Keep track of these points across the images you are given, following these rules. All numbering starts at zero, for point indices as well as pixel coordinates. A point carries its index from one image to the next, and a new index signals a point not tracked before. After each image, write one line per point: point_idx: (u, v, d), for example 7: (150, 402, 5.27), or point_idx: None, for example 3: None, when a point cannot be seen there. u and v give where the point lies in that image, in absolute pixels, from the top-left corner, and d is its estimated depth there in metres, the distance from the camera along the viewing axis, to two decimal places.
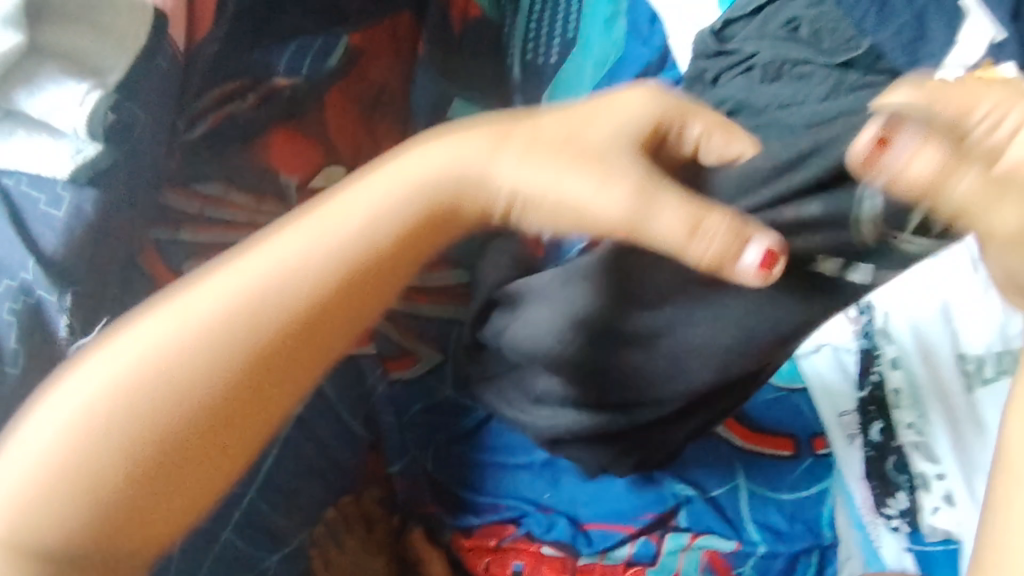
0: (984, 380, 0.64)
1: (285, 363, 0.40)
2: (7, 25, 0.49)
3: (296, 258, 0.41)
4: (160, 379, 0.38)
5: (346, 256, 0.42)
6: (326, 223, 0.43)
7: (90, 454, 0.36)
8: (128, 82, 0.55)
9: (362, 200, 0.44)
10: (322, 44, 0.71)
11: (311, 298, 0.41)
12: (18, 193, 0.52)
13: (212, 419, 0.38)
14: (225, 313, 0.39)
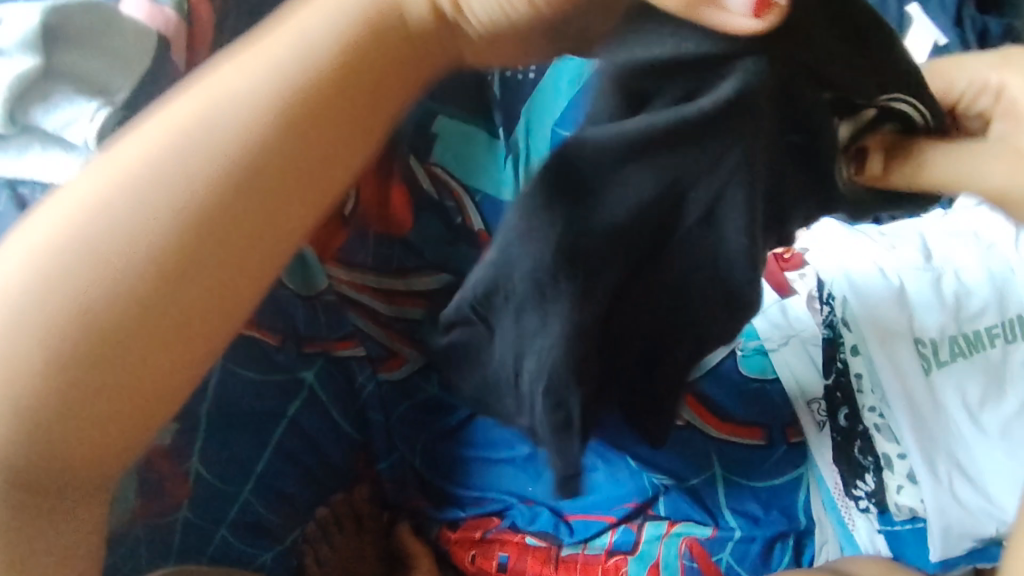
0: (940, 363, 0.70)
1: (264, 192, 0.30)
2: (23, 48, 0.51)
3: (242, 79, 0.31)
4: (94, 220, 0.29)
5: (289, 87, 0.31)
6: (257, 55, 0.32)
7: (30, 320, 0.28)
8: (134, 100, 0.55)
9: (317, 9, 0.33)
10: None
11: (270, 125, 0.31)
12: (32, 200, 0.53)
13: (165, 264, 0.29)
14: (176, 137, 0.30)
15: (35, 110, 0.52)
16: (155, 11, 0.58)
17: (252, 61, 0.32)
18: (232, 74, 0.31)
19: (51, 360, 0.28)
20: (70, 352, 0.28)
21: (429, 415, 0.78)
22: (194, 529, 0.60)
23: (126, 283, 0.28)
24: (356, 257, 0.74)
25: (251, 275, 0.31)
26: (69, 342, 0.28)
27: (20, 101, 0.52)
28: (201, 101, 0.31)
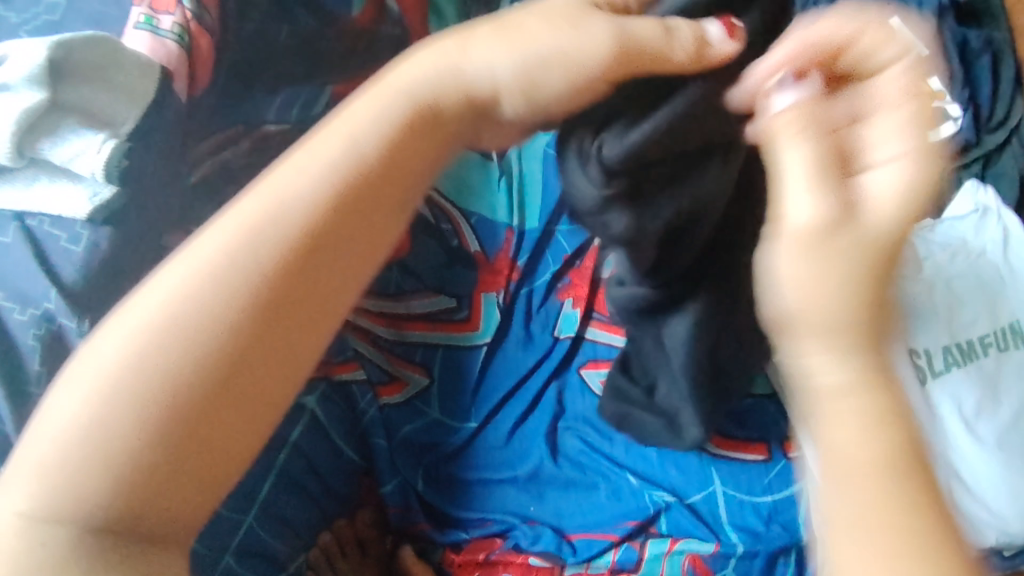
0: (936, 373, 0.68)
1: (311, 271, 0.37)
2: (30, 83, 0.52)
3: (272, 198, 0.37)
4: (168, 326, 0.34)
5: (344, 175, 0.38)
6: (312, 153, 0.38)
7: (151, 373, 0.34)
8: (139, 132, 0.57)
9: (338, 132, 0.38)
10: (308, 95, 0.80)
11: (299, 236, 0.37)
12: (40, 233, 0.53)
13: (233, 356, 0.35)
14: (262, 222, 0.36)
15: (43, 143, 0.53)
16: (156, 45, 0.60)
17: (273, 186, 0.37)
18: (292, 174, 0.38)
19: (140, 442, 0.33)
20: (163, 430, 0.33)
21: (427, 440, 0.75)
22: (202, 559, 0.60)
23: (205, 373, 0.34)
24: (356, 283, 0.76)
25: (301, 336, 0.37)
26: (155, 425, 0.33)
27: (28, 135, 0.53)
28: (245, 211, 0.37)
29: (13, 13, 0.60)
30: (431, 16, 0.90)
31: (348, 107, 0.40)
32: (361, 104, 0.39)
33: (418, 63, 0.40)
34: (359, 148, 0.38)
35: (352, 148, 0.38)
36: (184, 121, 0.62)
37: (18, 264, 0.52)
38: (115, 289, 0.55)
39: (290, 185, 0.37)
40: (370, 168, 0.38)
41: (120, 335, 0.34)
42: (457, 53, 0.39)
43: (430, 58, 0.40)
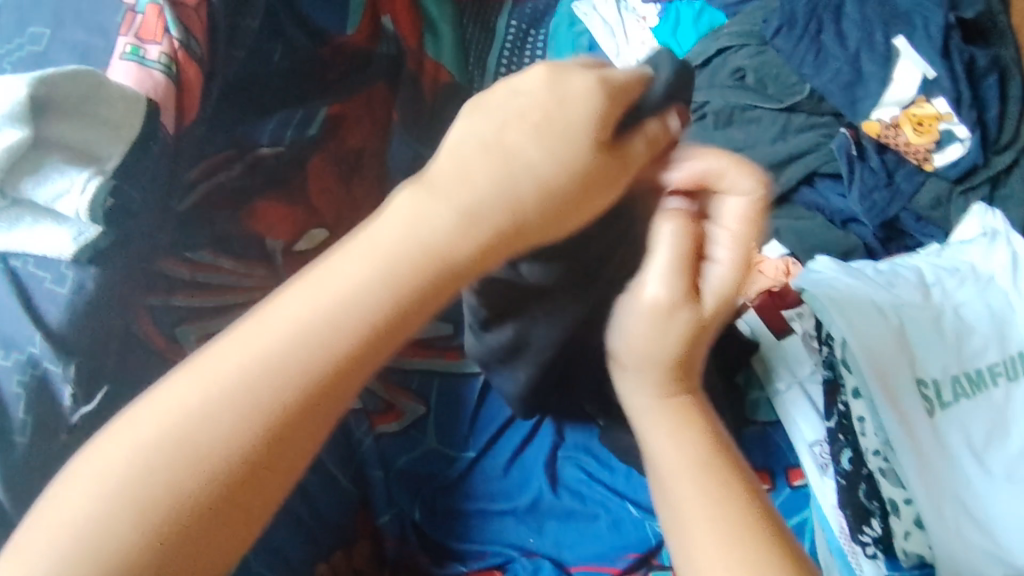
0: (944, 405, 0.67)
1: (339, 378, 0.34)
2: (11, 121, 0.51)
3: (304, 308, 0.34)
4: (166, 433, 0.31)
5: (389, 279, 0.35)
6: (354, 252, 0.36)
7: (154, 479, 0.30)
8: (125, 167, 0.56)
9: (374, 245, 0.36)
10: (301, 117, 0.77)
11: (325, 357, 0.34)
12: (24, 274, 0.52)
13: (249, 461, 0.32)
14: (291, 329, 0.33)
15: (26, 184, 0.52)
16: (143, 75, 0.58)
17: (301, 299, 0.34)
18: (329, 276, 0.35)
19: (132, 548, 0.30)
20: (155, 544, 0.30)
21: (425, 470, 0.74)
22: None
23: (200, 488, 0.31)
24: None
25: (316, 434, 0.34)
26: (156, 529, 0.30)
27: (10, 175, 0.51)
28: (287, 319, 0.34)
29: None
30: (427, 34, 0.89)
31: (396, 204, 0.38)
32: (408, 202, 0.38)
33: (471, 161, 0.38)
34: (400, 255, 0.36)
35: (390, 267, 0.36)
36: (171, 152, 0.60)
37: (2, 307, 0.51)
38: (101, 330, 0.54)
39: (321, 298, 0.34)
40: (408, 288, 0.36)
41: (123, 439, 0.31)
42: (505, 156, 0.38)
43: (482, 158, 0.38)
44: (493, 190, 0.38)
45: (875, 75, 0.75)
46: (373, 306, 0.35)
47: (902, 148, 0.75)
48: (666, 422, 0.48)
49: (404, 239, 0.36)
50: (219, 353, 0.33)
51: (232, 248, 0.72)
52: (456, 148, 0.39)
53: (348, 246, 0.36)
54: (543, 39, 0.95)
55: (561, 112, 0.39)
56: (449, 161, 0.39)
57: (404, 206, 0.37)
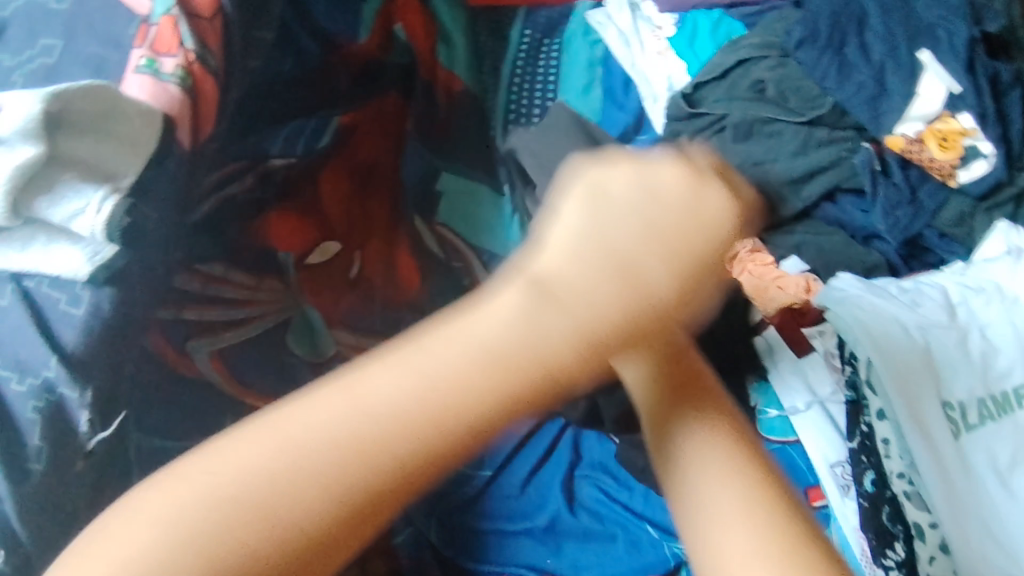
0: (970, 426, 0.66)
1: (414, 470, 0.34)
2: (23, 137, 0.49)
3: (394, 392, 0.34)
4: (262, 472, 0.32)
5: (482, 374, 0.35)
6: (456, 344, 0.36)
7: (230, 535, 0.31)
8: (141, 185, 0.54)
9: (480, 330, 0.37)
10: (314, 127, 0.76)
11: (422, 429, 0.34)
12: (39, 294, 0.51)
13: (319, 539, 0.32)
14: (377, 411, 0.34)
15: (40, 204, 0.50)
16: (158, 89, 0.57)
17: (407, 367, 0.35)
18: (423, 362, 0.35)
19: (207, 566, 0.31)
20: None
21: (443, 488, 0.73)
22: None
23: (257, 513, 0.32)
24: (361, 323, 0.76)
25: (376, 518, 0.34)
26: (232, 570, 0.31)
27: (23, 194, 0.50)
28: (388, 388, 0.35)
29: (6, 56, 0.57)
30: (441, 44, 0.89)
31: (506, 299, 0.37)
32: (517, 304, 0.37)
33: (584, 269, 0.38)
34: (501, 350, 0.36)
35: (486, 358, 0.36)
36: (187, 168, 0.59)
37: (16, 328, 0.50)
38: (117, 352, 0.53)
39: (422, 376, 0.35)
40: (507, 380, 0.36)
41: (221, 470, 0.33)
42: (627, 274, 0.38)
43: (595, 262, 0.38)
44: (609, 305, 0.37)
45: (899, 90, 0.75)
46: (471, 388, 0.35)
47: (927, 164, 0.74)
48: (711, 459, 0.40)
49: (499, 336, 0.36)
50: (317, 406, 0.34)
51: (245, 262, 0.69)
52: (568, 244, 0.38)
53: (451, 333, 0.36)
54: (557, 49, 0.94)
55: (678, 230, 0.39)
56: (560, 259, 0.38)
57: (515, 307, 0.37)
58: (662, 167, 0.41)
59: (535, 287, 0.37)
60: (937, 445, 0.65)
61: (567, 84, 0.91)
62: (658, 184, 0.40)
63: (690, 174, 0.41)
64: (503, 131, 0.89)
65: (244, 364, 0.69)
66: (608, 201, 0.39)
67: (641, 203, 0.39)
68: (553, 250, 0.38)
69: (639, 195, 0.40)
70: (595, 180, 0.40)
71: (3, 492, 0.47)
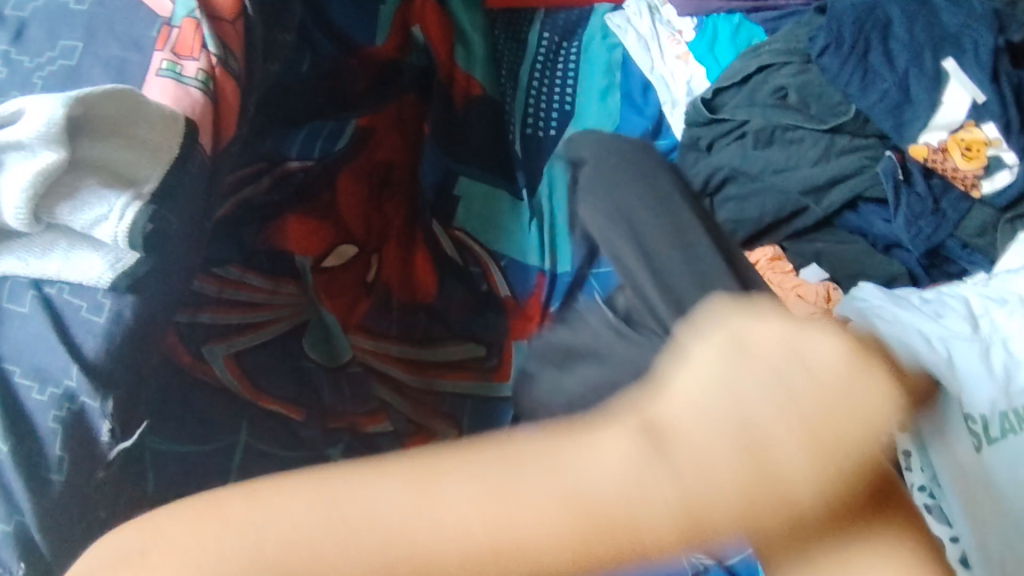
0: (992, 439, 0.64)
1: None
2: (45, 142, 0.48)
3: (454, 510, 0.24)
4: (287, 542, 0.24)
5: (567, 512, 0.24)
6: (537, 472, 0.25)
7: None
8: (163, 190, 0.53)
9: (588, 475, 0.25)
10: (331, 128, 0.77)
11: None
12: (60, 302, 0.50)
13: None
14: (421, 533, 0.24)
15: (62, 210, 0.49)
16: (180, 94, 0.56)
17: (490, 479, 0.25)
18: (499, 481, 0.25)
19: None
20: None
21: None
22: None
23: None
24: (380, 327, 0.73)
25: None
26: None
27: (44, 200, 0.49)
28: (453, 504, 0.24)
29: (26, 58, 0.56)
30: (459, 46, 0.88)
31: (607, 439, 0.25)
32: (614, 454, 0.25)
33: (709, 423, 0.24)
34: (594, 504, 0.24)
35: (571, 508, 0.24)
36: (209, 172, 0.58)
37: (37, 335, 0.49)
38: (137, 360, 0.52)
39: (495, 499, 0.24)
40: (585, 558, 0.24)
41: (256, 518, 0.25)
42: (752, 443, 0.24)
43: (723, 409, 0.24)
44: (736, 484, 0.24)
45: (923, 99, 0.74)
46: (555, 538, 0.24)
47: (950, 174, 0.74)
48: None
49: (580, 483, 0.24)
50: (382, 488, 0.25)
51: (260, 264, 0.69)
52: (698, 394, 0.25)
53: (534, 461, 0.25)
54: (575, 53, 0.94)
55: (829, 412, 0.24)
56: (679, 409, 0.25)
57: (618, 452, 0.25)
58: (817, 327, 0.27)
59: (643, 426, 0.25)
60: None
61: (585, 94, 0.90)
62: (830, 369, 0.25)
63: (852, 350, 0.26)
64: (520, 137, 0.87)
65: (264, 370, 0.65)
66: (753, 360, 0.25)
67: (786, 364, 0.25)
68: (686, 379, 0.25)
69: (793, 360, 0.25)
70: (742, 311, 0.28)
71: (24, 502, 0.46)
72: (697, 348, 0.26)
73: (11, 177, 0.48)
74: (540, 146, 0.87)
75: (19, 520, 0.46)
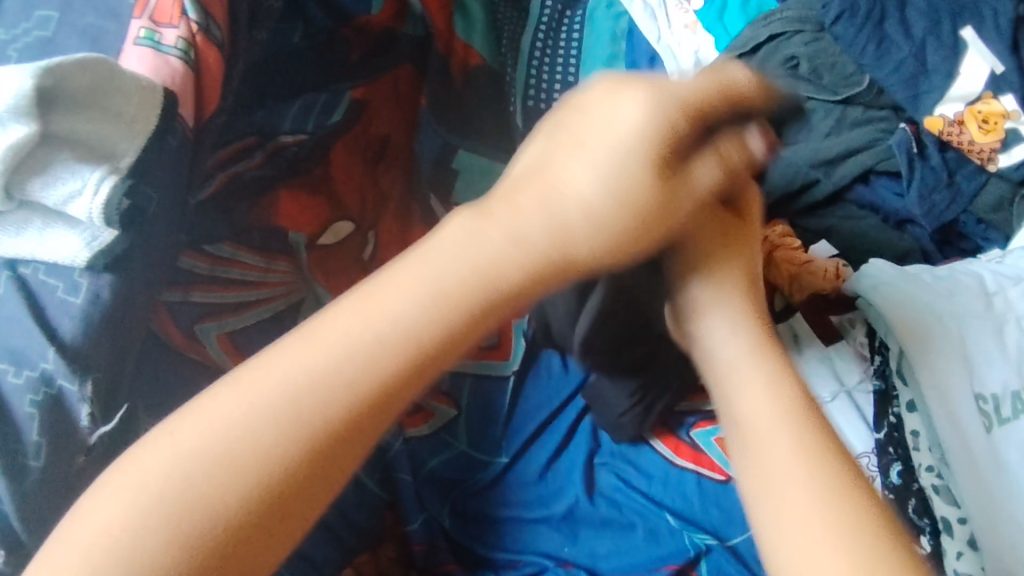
0: (1003, 420, 0.60)
1: (319, 477, 0.33)
2: (14, 115, 0.45)
3: (295, 370, 0.34)
4: (228, 446, 0.32)
5: (375, 360, 0.35)
6: (358, 310, 0.36)
7: (176, 491, 0.31)
8: (140, 165, 0.50)
9: (390, 298, 0.37)
10: (325, 102, 0.71)
11: (347, 409, 0.34)
12: (35, 282, 0.48)
13: (253, 517, 0.31)
14: (301, 386, 0.34)
15: (34, 185, 0.47)
16: (159, 62, 0.53)
17: (292, 356, 0.35)
18: (344, 326, 0.36)
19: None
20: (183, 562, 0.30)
21: (455, 475, 0.72)
22: None
23: (220, 560, 0.31)
24: None
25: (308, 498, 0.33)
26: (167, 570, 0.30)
27: (16, 174, 0.47)
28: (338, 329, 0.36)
29: (1, 29, 0.54)
30: (456, 14, 0.83)
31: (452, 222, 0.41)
32: (461, 230, 0.40)
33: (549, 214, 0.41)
34: (449, 288, 0.38)
35: (475, 272, 0.38)
36: (191, 147, 0.56)
37: (11, 318, 0.48)
38: (120, 340, 0.50)
39: (308, 384, 0.34)
40: (530, 270, 0.40)
41: (139, 467, 0.32)
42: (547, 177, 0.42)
43: (481, 230, 0.40)
44: (546, 242, 0.40)
45: (939, 69, 0.74)
46: (460, 310, 0.37)
47: (966, 147, 0.73)
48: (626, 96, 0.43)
49: (565, 210, 0.41)
50: (235, 403, 0.33)
51: (253, 241, 0.66)
52: (577, 185, 0.41)
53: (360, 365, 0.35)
54: (579, 20, 0.89)
55: (609, 136, 0.42)
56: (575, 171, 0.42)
57: (454, 235, 0.40)
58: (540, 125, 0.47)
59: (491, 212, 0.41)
60: (954, 415, 0.61)
61: (589, 65, 0.86)
62: (624, 122, 0.42)
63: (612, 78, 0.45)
64: (522, 109, 0.84)
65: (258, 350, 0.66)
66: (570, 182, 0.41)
67: (568, 120, 0.44)
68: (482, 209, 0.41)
69: (571, 116, 0.44)
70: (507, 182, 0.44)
71: (2, 489, 0.45)
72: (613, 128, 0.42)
73: None
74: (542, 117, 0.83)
75: None
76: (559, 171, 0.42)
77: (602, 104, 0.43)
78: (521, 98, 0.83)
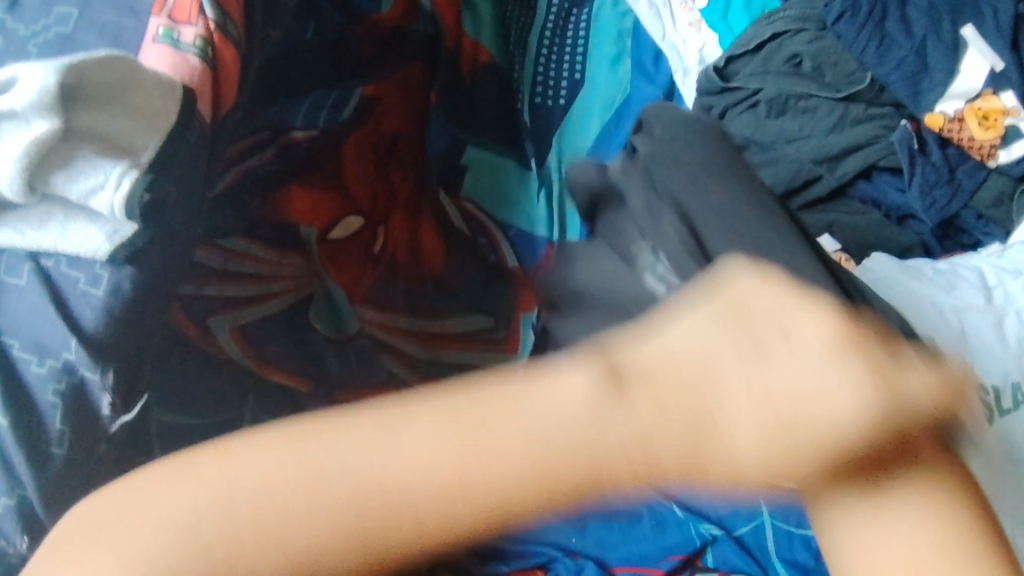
0: (1005, 410, 0.60)
1: None
2: (37, 111, 0.46)
3: (310, 483, 0.28)
4: (206, 543, 0.28)
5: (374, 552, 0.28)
6: (410, 445, 0.29)
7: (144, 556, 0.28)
8: (162, 159, 0.52)
9: (433, 442, 0.29)
10: (336, 97, 0.74)
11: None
12: (57, 274, 0.49)
13: None
14: (289, 527, 0.28)
15: (57, 179, 0.48)
16: (178, 60, 0.54)
17: (310, 479, 0.28)
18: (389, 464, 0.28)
19: None
20: None
21: None
22: None
23: None
24: (387, 299, 0.72)
25: None
26: None
27: (39, 168, 0.47)
28: (393, 458, 0.28)
29: (21, 25, 0.55)
30: (466, 12, 0.86)
31: (568, 377, 0.30)
32: (575, 387, 0.30)
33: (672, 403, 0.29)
34: (508, 476, 0.28)
35: (538, 465, 0.28)
36: (209, 143, 0.56)
37: (34, 308, 0.49)
38: (139, 332, 0.51)
39: (295, 532, 0.28)
40: (605, 479, 0.29)
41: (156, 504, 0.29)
42: (701, 375, 0.29)
43: (576, 403, 0.29)
44: (636, 445, 0.28)
45: (940, 66, 0.75)
46: (503, 505, 0.28)
47: (966, 144, 0.74)
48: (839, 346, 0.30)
49: (715, 428, 0.29)
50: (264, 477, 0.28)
51: (265, 236, 0.67)
52: (731, 432, 0.29)
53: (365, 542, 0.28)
54: (585, 20, 0.91)
55: (802, 417, 0.29)
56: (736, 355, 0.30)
57: (547, 406, 0.29)
58: (736, 281, 0.33)
59: (612, 368, 0.30)
60: None
61: (595, 63, 0.88)
62: (813, 392, 0.29)
63: (845, 331, 0.30)
64: (529, 106, 0.85)
65: (268, 341, 0.64)
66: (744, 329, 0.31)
67: (770, 339, 0.30)
68: (597, 366, 0.30)
69: (775, 338, 0.30)
70: (648, 340, 0.31)
71: (25, 475, 0.46)
72: (811, 348, 0.30)
73: (4, 147, 0.46)
74: (549, 114, 0.85)
75: (21, 494, 0.46)
76: (733, 373, 0.29)
77: (802, 321, 0.31)
78: (527, 95, 0.85)
